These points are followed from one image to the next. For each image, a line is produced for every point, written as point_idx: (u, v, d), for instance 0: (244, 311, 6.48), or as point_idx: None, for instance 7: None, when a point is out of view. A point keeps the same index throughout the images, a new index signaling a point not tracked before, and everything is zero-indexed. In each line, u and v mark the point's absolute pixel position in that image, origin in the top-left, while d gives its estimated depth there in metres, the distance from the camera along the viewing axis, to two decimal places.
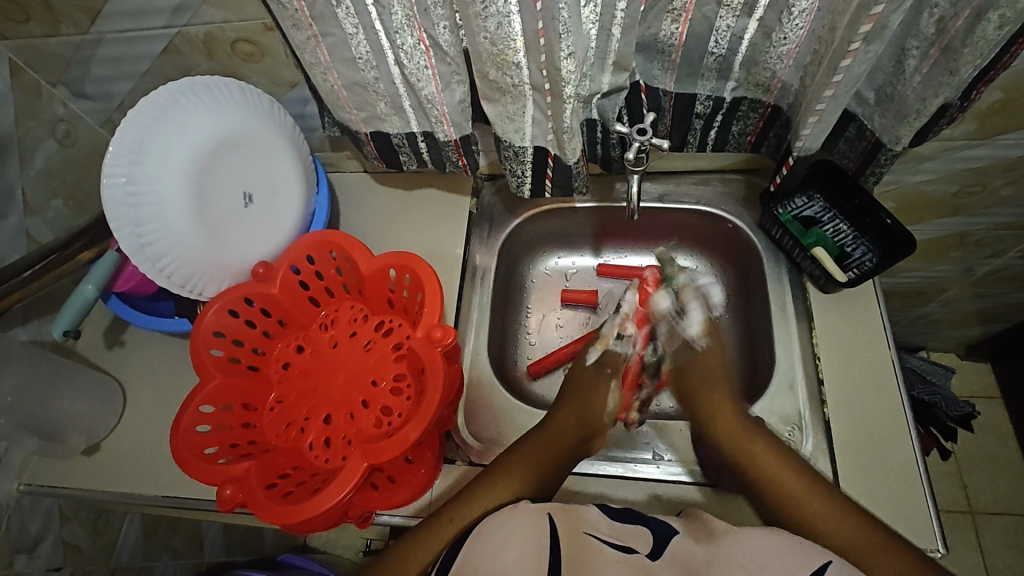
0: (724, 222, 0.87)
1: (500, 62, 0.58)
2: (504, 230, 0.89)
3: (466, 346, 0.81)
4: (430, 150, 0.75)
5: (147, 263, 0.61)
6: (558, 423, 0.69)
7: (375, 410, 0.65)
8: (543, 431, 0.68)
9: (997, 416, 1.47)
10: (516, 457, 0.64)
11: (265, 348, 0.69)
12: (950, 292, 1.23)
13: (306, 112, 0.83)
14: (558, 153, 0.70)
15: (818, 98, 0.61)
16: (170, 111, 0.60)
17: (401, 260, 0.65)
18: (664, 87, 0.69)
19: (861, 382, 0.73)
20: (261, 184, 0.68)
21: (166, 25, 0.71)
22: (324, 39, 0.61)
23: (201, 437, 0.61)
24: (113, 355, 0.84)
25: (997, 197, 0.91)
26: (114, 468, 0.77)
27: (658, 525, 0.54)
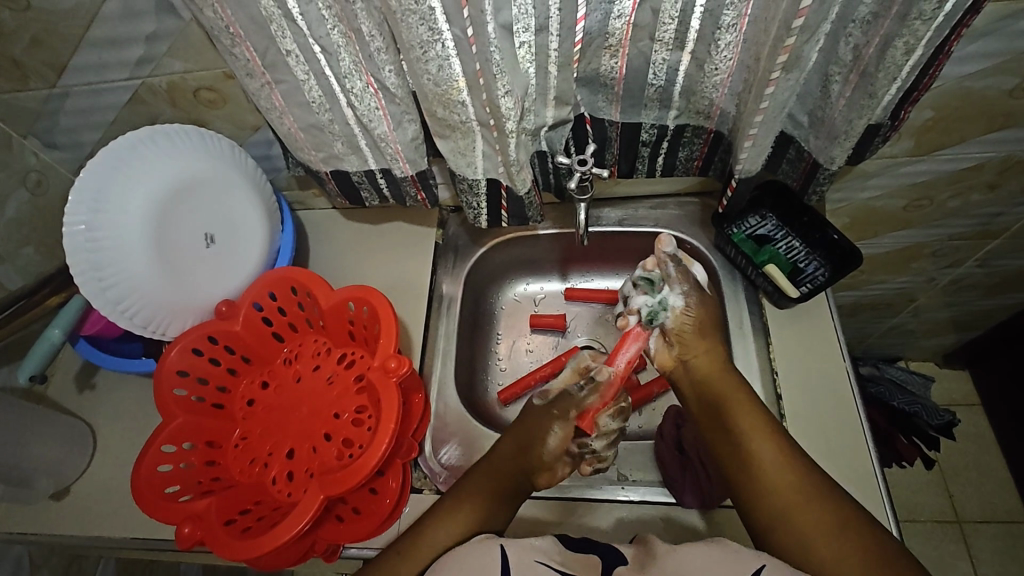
0: (682, 244, 0.89)
1: (445, 101, 0.61)
2: (470, 259, 0.91)
3: (432, 376, 0.82)
4: (390, 186, 0.78)
5: (109, 306, 0.63)
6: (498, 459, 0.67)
7: (336, 442, 0.66)
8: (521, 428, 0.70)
9: (978, 423, 1.48)
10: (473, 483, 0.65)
11: (230, 385, 0.70)
12: (919, 302, 1.25)
13: (271, 153, 0.85)
14: (509, 184, 0.72)
15: (750, 124, 0.64)
16: (128, 159, 0.62)
17: (359, 293, 0.66)
18: (609, 117, 0.72)
19: (817, 394, 0.75)
20: (223, 225, 0.70)
21: (130, 77, 0.74)
22: (277, 86, 0.64)
23: (163, 475, 0.62)
24: (85, 398, 0.85)
25: (948, 208, 0.94)
26: (84, 512, 0.77)
27: (606, 551, 0.55)
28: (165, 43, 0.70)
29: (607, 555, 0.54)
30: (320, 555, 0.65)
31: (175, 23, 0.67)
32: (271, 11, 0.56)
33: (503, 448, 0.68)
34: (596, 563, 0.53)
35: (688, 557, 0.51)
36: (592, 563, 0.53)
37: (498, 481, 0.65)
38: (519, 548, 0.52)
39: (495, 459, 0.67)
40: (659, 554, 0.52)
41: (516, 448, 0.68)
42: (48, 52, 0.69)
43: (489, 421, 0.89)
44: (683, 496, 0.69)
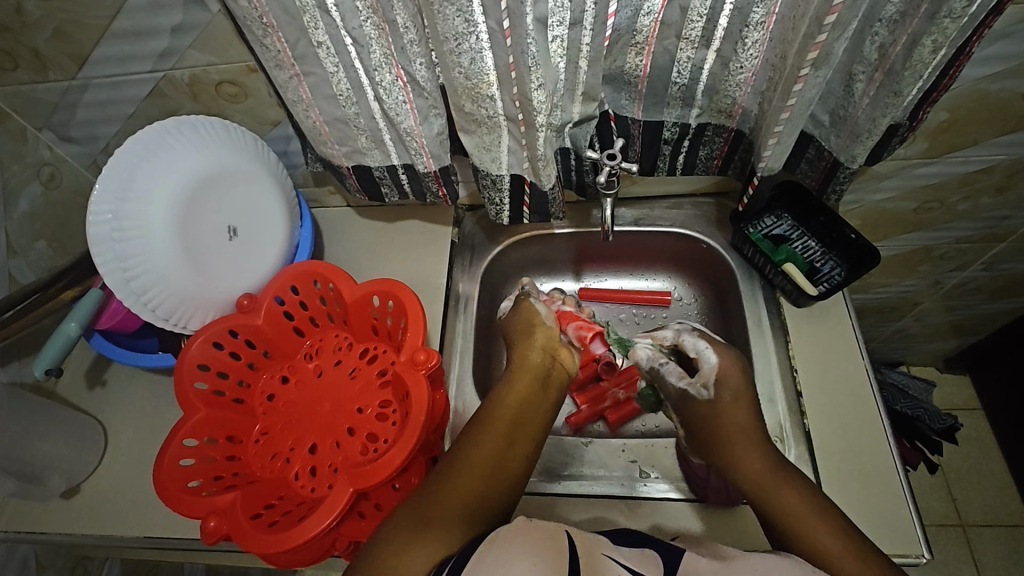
0: (699, 243, 0.90)
1: (474, 95, 0.62)
2: (486, 257, 0.91)
3: (450, 375, 0.82)
4: (411, 182, 0.78)
5: (132, 297, 0.62)
6: (488, 439, 0.62)
7: (361, 437, 0.65)
8: (487, 417, 0.64)
9: (978, 427, 1.49)
10: (450, 493, 0.56)
11: (251, 379, 0.69)
12: (923, 305, 1.26)
13: (289, 149, 0.85)
14: (534, 180, 0.72)
15: (775, 121, 0.65)
16: (155, 149, 0.62)
17: (384, 287, 0.66)
18: (632, 116, 0.73)
19: (837, 392, 0.76)
20: (246, 218, 0.69)
21: (152, 69, 0.73)
22: (306, 78, 0.64)
23: (184, 469, 0.60)
24: (96, 395, 0.83)
25: (957, 211, 0.95)
26: (95, 510, 0.76)
27: (663, 547, 0.53)
28: (190, 36, 0.69)
29: (664, 550, 0.52)
30: (341, 552, 0.64)
31: (202, 15, 0.67)
32: (305, 3, 0.56)
33: (485, 439, 0.62)
34: (654, 559, 0.51)
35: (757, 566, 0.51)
36: (649, 556, 0.51)
37: (484, 477, 0.58)
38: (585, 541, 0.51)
39: (464, 462, 0.59)
40: (726, 557, 0.52)
41: (498, 427, 0.63)
42: (72, 42, 0.69)
43: None
44: (706, 491, 0.69)
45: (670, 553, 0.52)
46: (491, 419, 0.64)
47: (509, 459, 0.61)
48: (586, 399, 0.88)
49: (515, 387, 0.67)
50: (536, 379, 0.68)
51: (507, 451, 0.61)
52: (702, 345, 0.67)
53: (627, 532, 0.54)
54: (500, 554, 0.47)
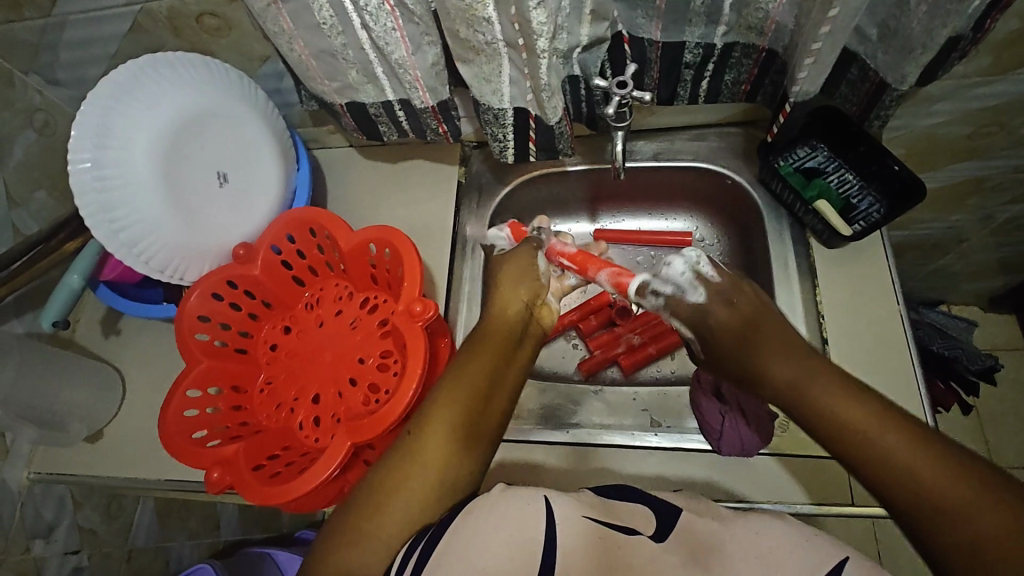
0: (723, 178, 0.83)
1: (469, 17, 0.55)
2: (493, 198, 0.86)
3: (458, 322, 0.79)
4: (409, 119, 0.72)
5: (124, 249, 0.60)
6: (465, 371, 0.57)
7: (363, 387, 0.64)
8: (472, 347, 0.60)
9: (1021, 369, 1.42)
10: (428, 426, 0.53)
11: (253, 330, 0.69)
12: (970, 242, 1.17)
13: (281, 87, 0.80)
14: (539, 113, 0.66)
15: (813, 37, 0.57)
16: (130, 91, 0.58)
17: (380, 234, 0.62)
18: (649, 37, 0.65)
19: (866, 340, 0.71)
20: (235, 163, 0.66)
21: (129, 2, 0.68)
22: (285, 5, 0.58)
23: (190, 420, 0.60)
24: (112, 343, 0.84)
25: (1020, 135, 0.85)
26: (119, 454, 0.78)
27: (662, 504, 0.51)
28: None
29: (661, 509, 0.50)
30: None
31: None
32: None
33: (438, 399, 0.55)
34: (647, 514, 0.49)
35: (761, 523, 0.47)
36: (643, 513, 0.49)
37: (466, 409, 0.54)
38: (564, 501, 0.48)
39: (443, 395, 0.55)
40: (725, 517, 0.49)
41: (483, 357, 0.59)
42: None
43: None
44: (719, 443, 0.65)
45: (668, 513, 0.49)
46: (475, 352, 0.59)
47: (494, 396, 0.56)
48: (597, 343, 0.86)
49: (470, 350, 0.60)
50: (518, 318, 0.64)
51: (489, 382, 0.57)
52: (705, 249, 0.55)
53: (619, 486, 0.53)
54: (475, 526, 0.46)
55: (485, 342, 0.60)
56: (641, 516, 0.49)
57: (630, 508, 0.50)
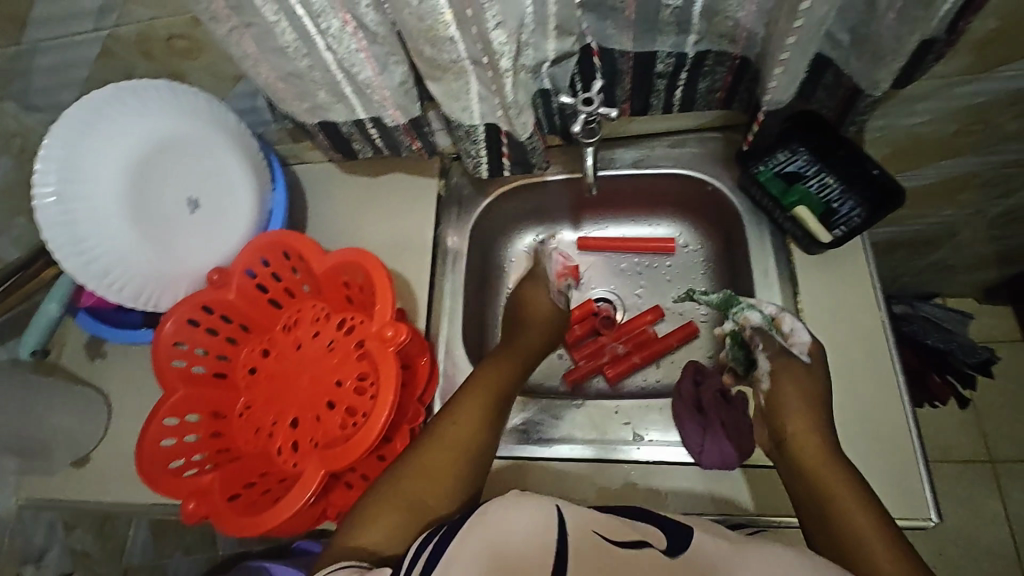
0: (704, 184, 0.82)
1: (432, 38, 0.55)
2: (474, 210, 0.86)
3: (439, 337, 0.79)
4: (382, 136, 0.72)
5: (95, 280, 0.60)
6: (480, 381, 0.67)
7: (340, 411, 0.63)
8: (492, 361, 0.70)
9: (1018, 360, 1.41)
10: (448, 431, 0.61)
11: (231, 353, 0.68)
12: (962, 236, 1.16)
13: (256, 105, 0.80)
14: (510, 130, 0.65)
15: (781, 47, 0.56)
16: (95, 123, 0.58)
17: (353, 257, 0.62)
18: (620, 47, 0.64)
19: (846, 346, 0.70)
20: (207, 188, 0.66)
21: (96, 28, 0.68)
22: (248, 30, 0.58)
23: (168, 449, 0.61)
24: (97, 366, 0.83)
25: (1005, 132, 0.84)
26: (104, 478, 0.78)
27: (669, 523, 0.49)
28: None
29: (669, 530, 0.48)
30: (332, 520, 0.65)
31: None
32: None
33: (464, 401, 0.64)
34: (661, 536, 0.48)
35: (775, 555, 0.46)
36: (655, 534, 0.48)
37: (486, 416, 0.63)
38: (577, 513, 0.47)
39: (467, 400, 0.64)
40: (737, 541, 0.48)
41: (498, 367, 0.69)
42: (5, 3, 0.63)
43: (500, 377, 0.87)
44: (701, 456, 0.65)
45: (676, 531, 0.48)
46: (491, 365, 0.69)
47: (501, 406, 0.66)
48: (578, 352, 0.86)
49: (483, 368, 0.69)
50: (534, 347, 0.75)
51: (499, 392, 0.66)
52: (801, 326, 0.65)
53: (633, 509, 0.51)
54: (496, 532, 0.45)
55: (504, 357, 0.71)
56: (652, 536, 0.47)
57: (641, 527, 0.48)
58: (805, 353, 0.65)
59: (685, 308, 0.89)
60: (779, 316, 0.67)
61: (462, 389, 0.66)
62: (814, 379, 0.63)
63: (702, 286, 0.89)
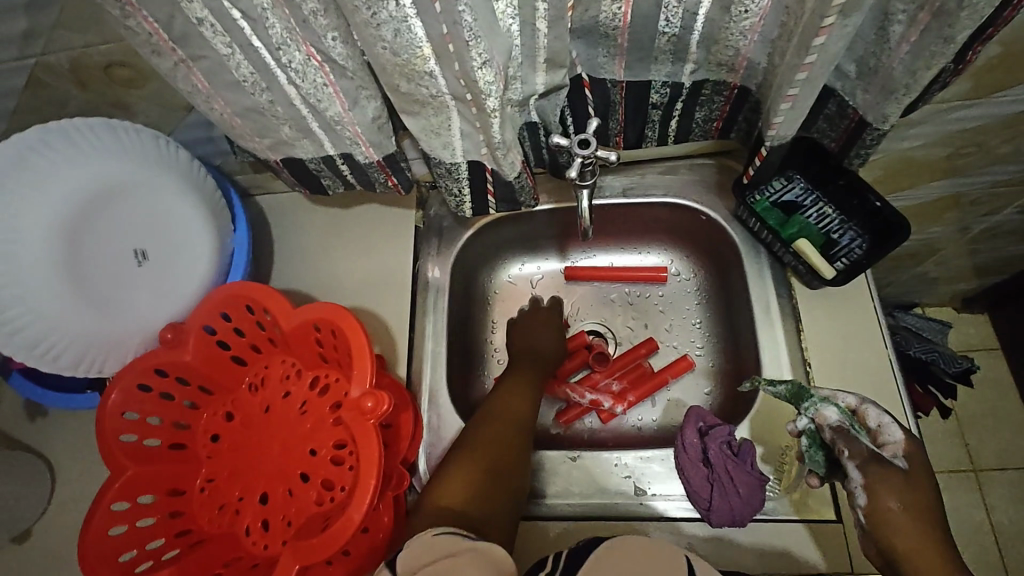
0: (697, 214, 0.78)
1: (409, 73, 0.49)
2: (455, 244, 0.80)
3: (422, 384, 0.73)
4: (354, 173, 0.65)
5: (26, 349, 0.54)
6: (510, 385, 0.72)
7: (315, 484, 0.57)
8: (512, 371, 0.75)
9: (996, 368, 1.42)
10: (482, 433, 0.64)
11: (190, 419, 0.61)
12: (946, 251, 1.15)
13: (212, 136, 0.73)
14: (495, 167, 0.60)
15: (790, 82, 0.52)
16: (19, 173, 0.52)
17: (325, 314, 0.56)
18: (612, 76, 0.59)
19: (852, 386, 0.67)
20: (156, 236, 0.58)
21: (20, 56, 0.59)
22: (196, 64, 0.51)
23: (119, 539, 0.54)
24: (37, 427, 0.75)
25: (997, 154, 0.82)
26: (47, 556, 0.70)
27: None
28: (54, 10, 0.55)
29: None
30: None
31: None
32: None
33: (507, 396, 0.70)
34: None
35: None
36: None
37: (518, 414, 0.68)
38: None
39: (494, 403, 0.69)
40: None
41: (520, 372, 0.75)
42: None
43: None
44: (710, 513, 0.61)
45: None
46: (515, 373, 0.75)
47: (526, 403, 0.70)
48: (569, 387, 0.81)
49: (517, 370, 0.76)
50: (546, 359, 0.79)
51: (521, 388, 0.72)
52: (890, 420, 0.56)
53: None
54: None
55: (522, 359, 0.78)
56: None
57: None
58: (900, 457, 0.54)
59: (679, 341, 0.84)
60: (861, 408, 0.58)
61: (503, 381, 0.73)
62: (918, 489, 0.52)
63: (696, 318, 0.85)
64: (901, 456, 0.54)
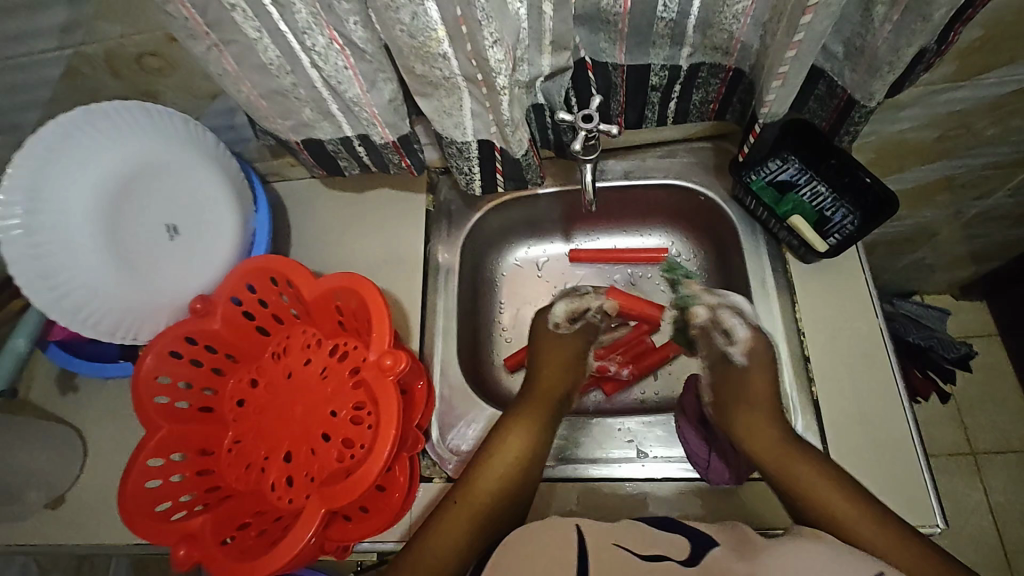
0: (696, 194, 0.82)
1: (424, 55, 0.52)
2: (464, 226, 0.84)
3: (434, 357, 0.77)
4: (370, 154, 0.69)
5: (68, 316, 0.57)
6: (516, 420, 0.67)
7: (336, 443, 0.61)
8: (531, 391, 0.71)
9: (994, 354, 1.44)
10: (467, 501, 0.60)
11: (217, 385, 0.65)
12: (941, 236, 1.18)
13: (235, 123, 0.77)
14: (504, 146, 0.64)
15: (780, 61, 0.56)
16: (62, 149, 0.55)
17: (346, 282, 0.60)
18: (613, 61, 0.63)
19: (843, 355, 0.70)
20: (186, 212, 0.62)
21: (59, 46, 0.63)
22: (228, 48, 0.55)
23: (154, 493, 0.58)
24: (68, 402, 0.78)
25: (984, 136, 0.85)
26: (80, 521, 0.74)
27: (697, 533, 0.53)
28: (91, 3, 0.59)
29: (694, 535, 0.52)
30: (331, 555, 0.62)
31: None
32: None
33: (519, 422, 0.67)
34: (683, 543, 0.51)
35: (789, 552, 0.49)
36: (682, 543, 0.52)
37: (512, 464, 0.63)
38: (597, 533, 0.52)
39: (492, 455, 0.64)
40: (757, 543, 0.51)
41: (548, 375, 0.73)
42: None
43: (496, 394, 0.85)
44: (708, 472, 0.65)
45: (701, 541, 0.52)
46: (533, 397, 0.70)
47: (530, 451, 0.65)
48: None
49: (543, 366, 0.74)
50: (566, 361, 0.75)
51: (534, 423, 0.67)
52: (739, 322, 0.69)
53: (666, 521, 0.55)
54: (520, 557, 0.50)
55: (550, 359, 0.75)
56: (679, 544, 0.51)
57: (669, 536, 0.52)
58: (743, 353, 0.68)
59: None
60: (716, 313, 0.71)
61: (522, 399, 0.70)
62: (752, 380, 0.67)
63: None
64: (747, 353, 0.68)
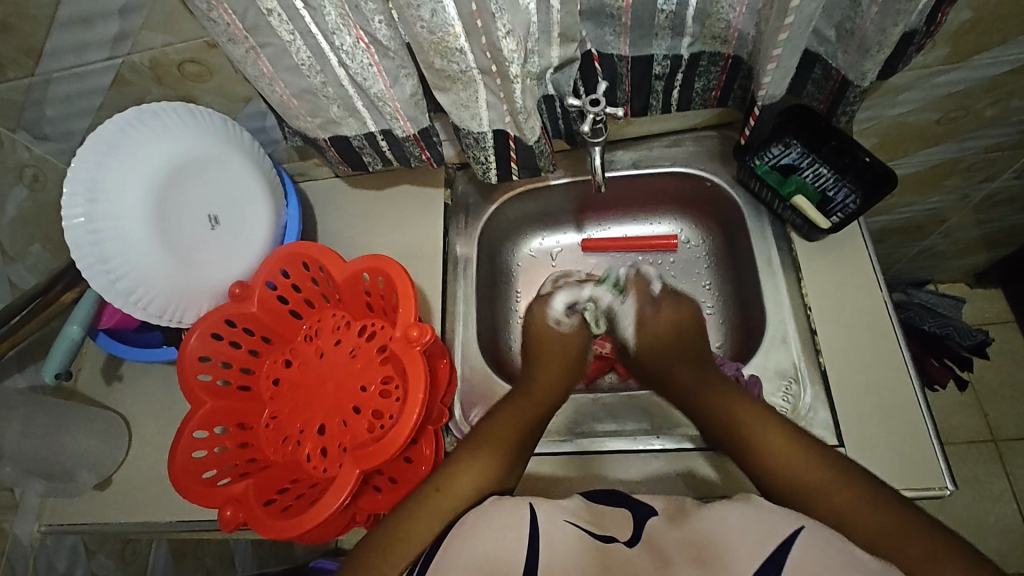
0: (702, 180, 0.85)
1: (442, 49, 0.57)
2: (481, 217, 0.88)
3: (455, 340, 0.81)
4: (392, 148, 0.74)
5: (122, 298, 0.62)
6: (503, 417, 0.68)
7: (366, 415, 0.65)
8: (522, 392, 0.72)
9: (1012, 341, 1.44)
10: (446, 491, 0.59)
11: (254, 365, 0.70)
12: (951, 221, 1.20)
13: (266, 125, 0.82)
14: (517, 134, 0.68)
15: (773, 43, 0.59)
16: (118, 146, 0.60)
17: (372, 264, 0.64)
18: (618, 52, 0.67)
19: (851, 327, 0.73)
20: (225, 204, 0.68)
21: (110, 56, 0.69)
22: (263, 50, 0.60)
23: (198, 462, 0.62)
24: (114, 389, 0.84)
25: (984, 117, 0.88)
26: (128, 500, 0.78)
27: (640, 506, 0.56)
28: (140, 15, 0.65)
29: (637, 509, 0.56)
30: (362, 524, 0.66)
31: None
32: None
33: (503, 419, 0.68)
34: (627, 517, 0.55)
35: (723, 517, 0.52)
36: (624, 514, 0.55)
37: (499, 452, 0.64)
38: (547, 509, 0.54)
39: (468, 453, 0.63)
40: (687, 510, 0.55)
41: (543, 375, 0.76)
42: (21, 37, 0.63)
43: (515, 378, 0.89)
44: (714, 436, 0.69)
45: (644, 513, 0.55)
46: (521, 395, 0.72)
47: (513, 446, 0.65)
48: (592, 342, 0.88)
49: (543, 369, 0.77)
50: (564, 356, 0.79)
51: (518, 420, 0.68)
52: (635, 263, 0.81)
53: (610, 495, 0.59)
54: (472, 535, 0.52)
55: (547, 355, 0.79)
56: (620, 519, 0.55)
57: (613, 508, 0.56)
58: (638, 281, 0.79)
59: None
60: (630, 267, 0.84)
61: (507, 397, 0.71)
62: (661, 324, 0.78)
63: (705, 280, 0.92)
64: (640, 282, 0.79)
